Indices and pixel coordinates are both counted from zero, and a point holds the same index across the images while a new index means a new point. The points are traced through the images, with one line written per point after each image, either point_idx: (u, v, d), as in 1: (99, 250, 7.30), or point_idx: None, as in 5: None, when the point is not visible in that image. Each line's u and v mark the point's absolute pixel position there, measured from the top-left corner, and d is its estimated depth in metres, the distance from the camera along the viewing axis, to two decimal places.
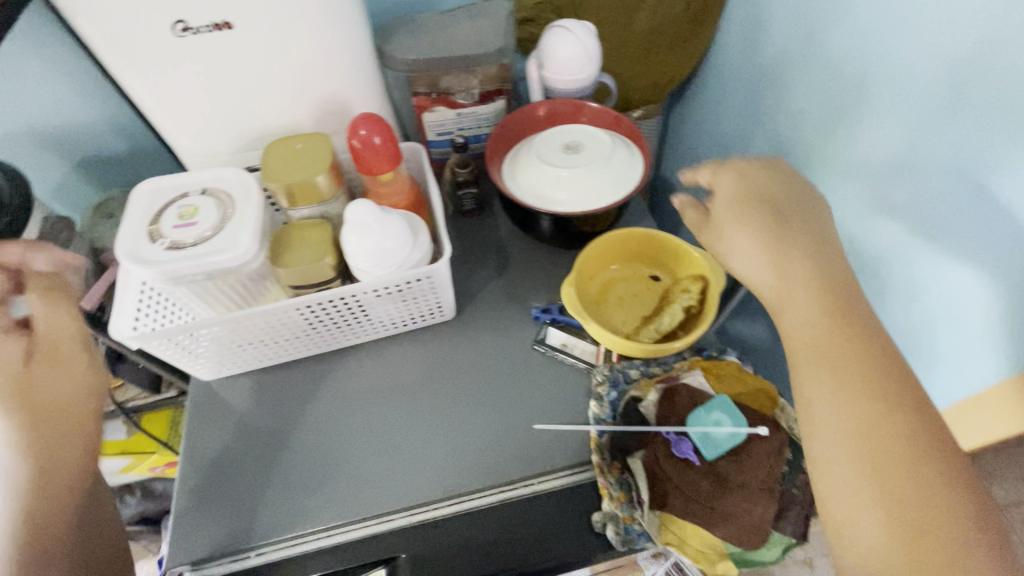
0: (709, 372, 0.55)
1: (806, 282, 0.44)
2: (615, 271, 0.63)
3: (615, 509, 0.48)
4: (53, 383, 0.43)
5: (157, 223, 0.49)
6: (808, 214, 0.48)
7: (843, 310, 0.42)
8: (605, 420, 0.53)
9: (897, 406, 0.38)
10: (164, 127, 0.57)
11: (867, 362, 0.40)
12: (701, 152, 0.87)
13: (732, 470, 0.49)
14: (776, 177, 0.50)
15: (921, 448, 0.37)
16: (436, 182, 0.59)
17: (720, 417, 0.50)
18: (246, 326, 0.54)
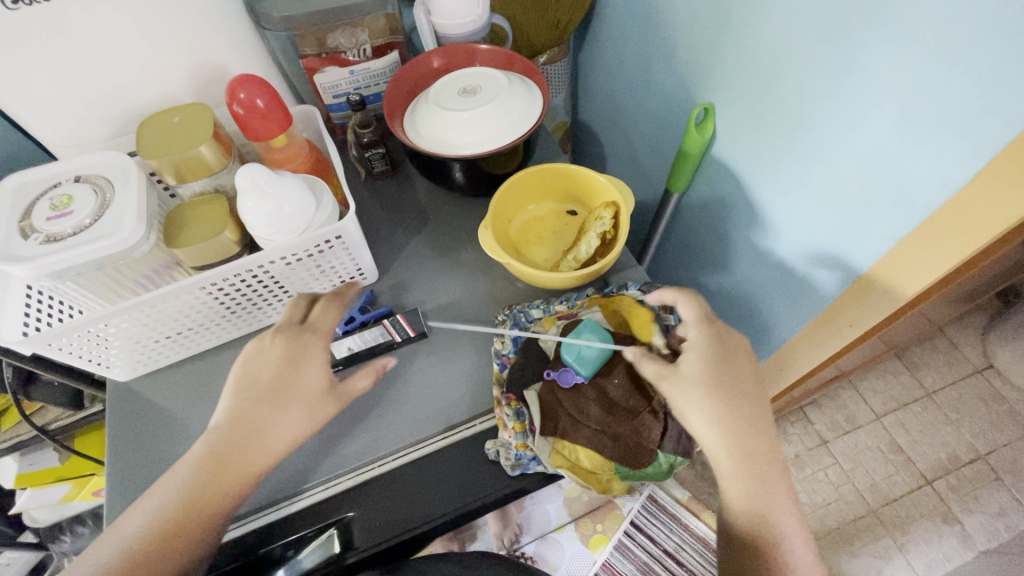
0: (606, 310, 0.57)
1: (706, 390, 0.48)
2: (533, 211, 0.64)
3: (509, 437, 0.52)
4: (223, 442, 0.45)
5: (30, 218, 0.46)
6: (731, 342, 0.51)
7: (727, 406, 0.48)
8: (505, 355, 0.56)
9: (761, 463, 0.47)
10: (26, 121, 0.52)
11: (750, 444, 0.48)
12: (610, 92, 0.88)
13: (620, 395, 0.53)
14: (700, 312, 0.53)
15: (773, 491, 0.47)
16: (332, 143, 0.57)
17: (590, 337, 0.53)
18: (154, 315, 0.51)
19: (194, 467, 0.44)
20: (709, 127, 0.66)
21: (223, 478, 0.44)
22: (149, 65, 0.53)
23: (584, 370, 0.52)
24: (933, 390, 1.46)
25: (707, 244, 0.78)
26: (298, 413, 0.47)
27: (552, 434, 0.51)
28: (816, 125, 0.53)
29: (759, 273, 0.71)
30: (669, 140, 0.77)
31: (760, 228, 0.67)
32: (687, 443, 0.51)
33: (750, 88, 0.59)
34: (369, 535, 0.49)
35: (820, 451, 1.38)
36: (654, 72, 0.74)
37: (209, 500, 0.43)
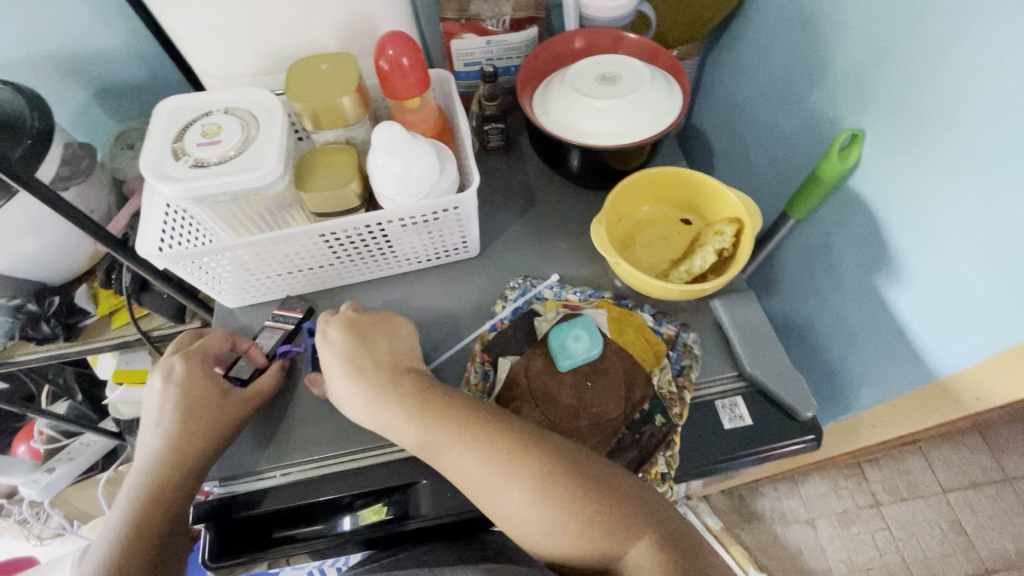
0: (613, 317, 0.55)
1: (417, 424, 0.46)
2: (645, 214, 0.61)
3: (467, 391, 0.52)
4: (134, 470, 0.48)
5: (181, 141, 0.49)
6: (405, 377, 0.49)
7: (460, 429, 0.44)
8: (500, 319, 0.56)
9: (510, 472, 0.42)
10: (185, 47, 0.55)
11: (496, 450, 0.43)
12: (736, 99, 0.83)
13: (590, 398, 0.50)
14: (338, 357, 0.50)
15: (539, 497, 0.41)
16: (462, 112, 0.57)
17: (581, 332, 0.52)
18: (271, 252, 0.53)
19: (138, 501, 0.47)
20: (853, 155, 0.60)
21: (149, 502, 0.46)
22: (306, 11, 0.54)
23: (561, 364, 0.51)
24: (1014, 475, 1.33)
25: (813, 281, 0.73)
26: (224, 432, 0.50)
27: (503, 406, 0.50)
28: (996, 173, 0.48)
29: (867, 322, 0.65)
30: (798, 162, 0.71)
31: (887, 274, 0.61)
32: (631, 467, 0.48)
33: (920, 118, 0.53)
34: (436, 504, 0.49)
35: (871, 512, 1.28)
36: (797, 87, 0.69)
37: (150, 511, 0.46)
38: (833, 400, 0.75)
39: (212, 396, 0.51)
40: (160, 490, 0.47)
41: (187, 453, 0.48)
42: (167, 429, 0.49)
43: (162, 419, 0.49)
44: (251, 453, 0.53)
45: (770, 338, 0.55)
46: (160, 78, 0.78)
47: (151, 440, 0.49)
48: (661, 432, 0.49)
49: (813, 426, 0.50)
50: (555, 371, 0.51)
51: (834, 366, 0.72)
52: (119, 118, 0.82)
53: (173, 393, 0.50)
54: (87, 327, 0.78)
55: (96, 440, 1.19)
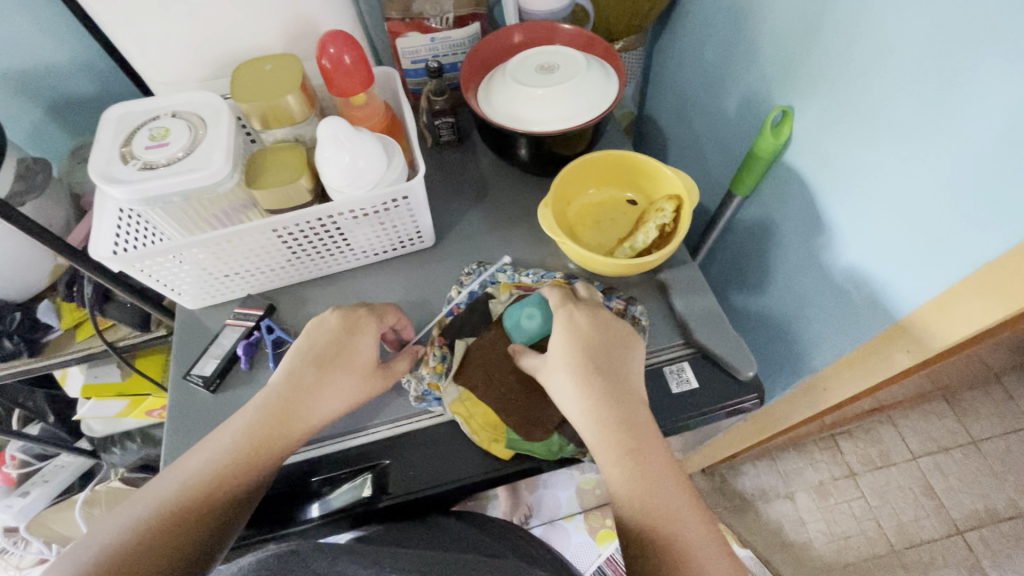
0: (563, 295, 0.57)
1: (601, 406, 0.46)
2: (593, 196, 0.64)
3: (425, 373, 0.53)
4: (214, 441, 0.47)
5: (130, 145, 0.50)
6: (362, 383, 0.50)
7: (618, 409, 0.46)
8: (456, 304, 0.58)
9: (645, 445, 0.45)
10: (132, 55, 0.56)
11: (628, 428, 0.46)
12: (682, 87, 0.86)
13: None
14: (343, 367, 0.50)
15: (635, 465, 0.45)
16: (408, 107, 0.59)
17: (533, 311, 0.53)
18: (226, 251, 0.54)
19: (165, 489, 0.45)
20: (785, 131, 0.64)
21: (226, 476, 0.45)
22: (250, 15, 0.55)
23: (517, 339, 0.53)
24: (979, 438, 1.38)
25: (761, 254, 0.76)
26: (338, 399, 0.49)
27: (461, 385, 0.52)
28: (907, 138, 0.51)
29: (810, 289, 0.69)
30: (740, 142, 0.75)
31: (824, 242, 0.65)
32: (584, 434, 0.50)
33: (840, 91, 0.57)
34: (400, 485, 0.50)
35: (846, 481, 1.33)
36: (733, 70, 0.72)
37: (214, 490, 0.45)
38: (787, 369, 0.78)
39: (363, 369, 0.51)
40: (229, 468, 0.45)
41: (273, 433, 0.47)
42: (276, 394, 0.48)
43: (278, 386, 0.49)
44: None
45: (713, 307, 0.57)
46: (116, 92, 0.79)
47: (248, 415, 0.48)
48: None
49: (754, 385, 0.53)
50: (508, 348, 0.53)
51: (786, 335, 0.76)
52: (76, 133, 0.82)
53: (304, 355, 0.50)
54: (51, 342, 0.77)
55: (71, 461, 1.17)
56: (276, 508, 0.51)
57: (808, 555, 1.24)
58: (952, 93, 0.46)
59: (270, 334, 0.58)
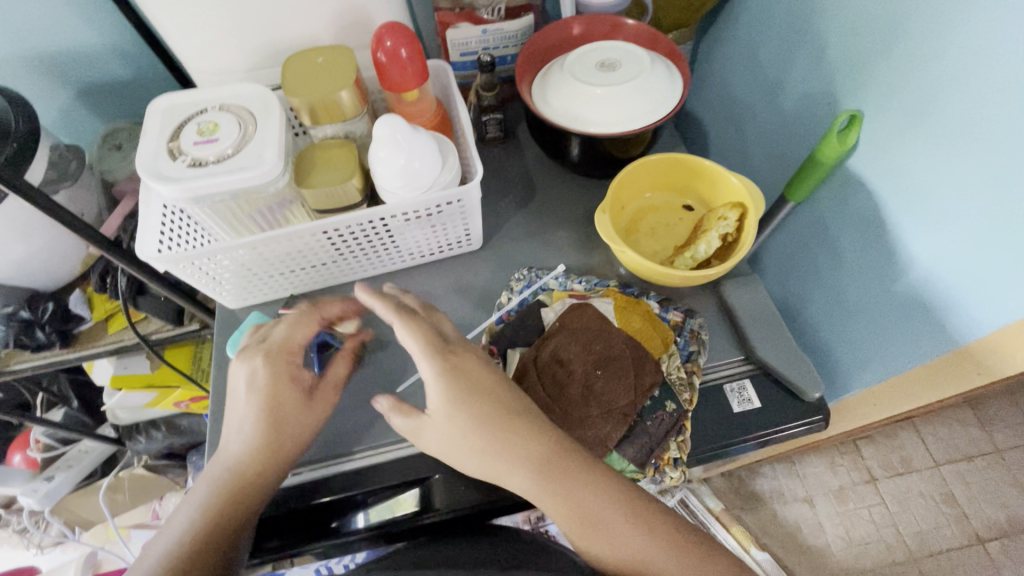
0: (619, 305, 0.55)
1: (521, 460, 0.44)
2: (647, 200, 0.61)
3: None
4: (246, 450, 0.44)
5: (177, 140, 0.47)
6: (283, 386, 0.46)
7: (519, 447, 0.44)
8: (507, 310, 0.56)
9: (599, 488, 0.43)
10: (176, 43, 0.53)
11: (544, 471, 0.43)
12: (731, 84, 0.83)
13: (600, 387, 0.49)
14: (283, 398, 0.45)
15: (597, 507, 0.43)
16: (461, 102, 0.56)
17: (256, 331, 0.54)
18: (273, 251, 0.52)
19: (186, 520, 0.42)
20: (852, 136, 0.60)
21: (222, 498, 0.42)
22: (298, 3, 0.53)
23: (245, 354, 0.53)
24: (1003, 447, 1.36)
25: (811, 263, 0.73)
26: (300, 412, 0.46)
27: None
28: (993, 151, 0.48)
29: (865, 303, 0.66)
30: (795, 145, 0.72)
31: (886, 254, 0.62)
32: (645, 454, 0.48)
33: (918, 98, 0.54)
34: (449, 500, 0.49)
35: (867, 487, 1.31)
36: (792, 71, 0.69)
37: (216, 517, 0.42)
38: (832, 381, 0.75)
39: (301, 400, 0.47)
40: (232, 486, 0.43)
41: (268, 440, 0.44)
42: (234, 416, 0.45)
43: (244, 407, 0.45)
44: None
45: (776, 321, 0.55)
46: (147, 75, 0.76)
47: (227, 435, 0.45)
48: (672, 417, 0.49)
49: (819, 406, 0.51)
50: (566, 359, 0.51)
51: (832, 348, 0.73)
52: (105, 118, 0.80)
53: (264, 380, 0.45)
54: (83, 333, 0.76)
55: (93, 446, 1.17)
56: (316, 519, 0.50)
57: (826, 560, 1.23)
58: None
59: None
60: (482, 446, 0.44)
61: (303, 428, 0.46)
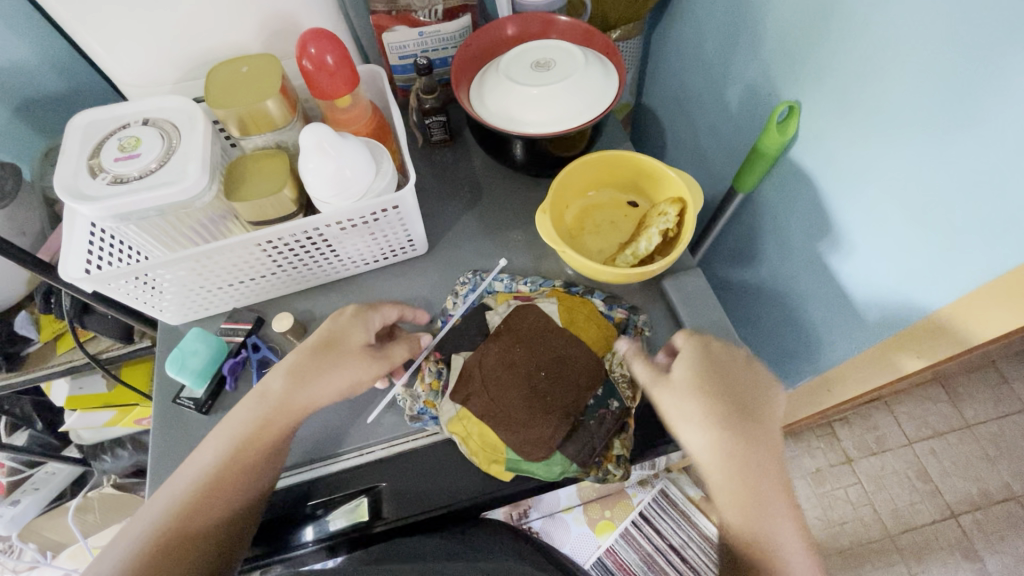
0: (563, 306, 0.54)
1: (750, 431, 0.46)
2: (592, 198, 0.61)
3: (420, 391, 0.51)
4: (279, 411, 0.48)
5: (98, 157, 0.46)
6: (341, 346, 0.49)
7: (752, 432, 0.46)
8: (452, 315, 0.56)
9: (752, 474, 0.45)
10: (99, 57, 0.52)
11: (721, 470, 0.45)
12: (681, 77, 0.83)
13: (546, 386, 0.49)
14: (348, 359, 0.49)
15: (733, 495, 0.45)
16: (396, 107, 0.55)
17: (198, 346, 0.53)
18: (208, 266, 0.51)
19: (206, 459, 0.46)
20: (791, 127, 0.61)
21: (239, 457, 0.46)
22: (222, 12, 0.51)
23: (178, 369, 0.52)
24: (973, 422, 1.39)
25: (763, 253, 0.74)
26: (338, 381, 0.49)
27: (460, 403, 0.50)
28: (922, 138, 0.49)
29: (814, 291, 0.67)
30: (742, 137, 0.72)
31: (831, 243, 0.62)
32: (587, 453, 0.48)
33: (850, 87, 0.54)
34: (398, 507, 0.49)
35: (843, 468, 1.33)
36: (735, 63, 0.69)
37: (234, 472, 0.45)
38: (790, 368, 0.76)
39: (356, 350, 0.50)
40: (249, 443, 0.46)
41: (289, 408, 0.48)
42: (267, 386, 0.48)
43: (297, 359, 0.49)
44: None
45: (721, 315, 0.55)
46: (85, 88, 0.75)
47: (250, 404, 0.48)
48: (615, 414, 0.49)
49: None
50: (513, 361, 0.51)
51: (787, 336, 0.74)
52: (45, 134, 0.78)
53: (322, 332, 0.50)
54: (31, 356, 0.75)
55: (61, 467, 1.15)
56: (266, 533, 0.49)
57: None
58: (973, 91, 0.43)
59: (256, 352, 0.55)
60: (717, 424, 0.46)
61: (335, 394, 0.49)
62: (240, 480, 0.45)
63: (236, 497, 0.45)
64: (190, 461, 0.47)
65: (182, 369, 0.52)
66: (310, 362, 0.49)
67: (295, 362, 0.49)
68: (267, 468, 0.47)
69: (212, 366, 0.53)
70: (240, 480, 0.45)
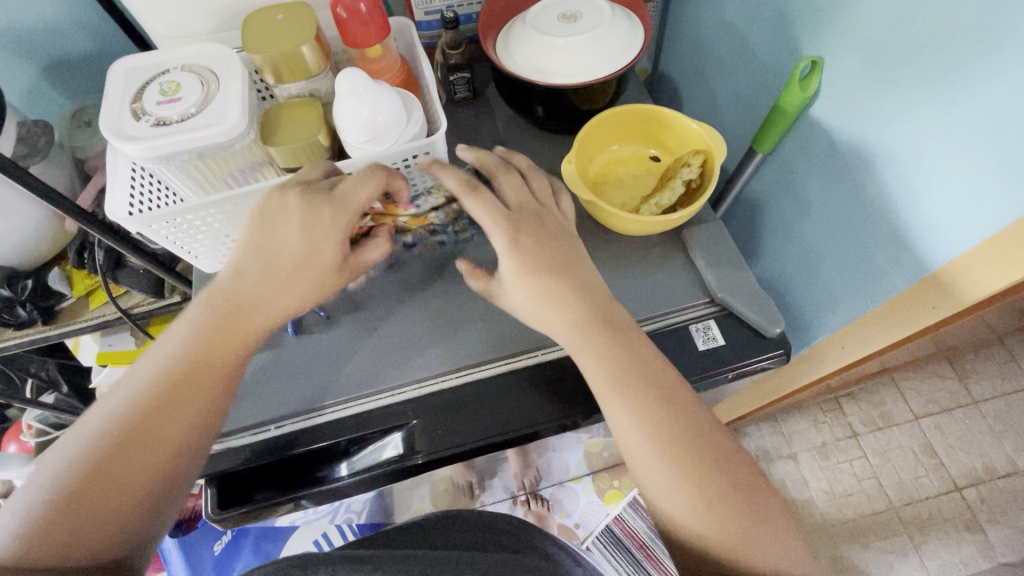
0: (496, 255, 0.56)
1: (672, 420, 0.45)
2: (615, 153, 0.62)
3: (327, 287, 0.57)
4: (220, 325, 0.47)
5: (140, 101, 0.48)
6: (287, 257, 0.47)
7: (663, 420, 0.44)
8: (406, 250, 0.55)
9: (702, 452, 0.44)
10: (135, 8, 0.53)
11: (681, 456, 0.44)
12: (700, 41, 0.83)
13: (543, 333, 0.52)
14: (299, 262, 0.47)
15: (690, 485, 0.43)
16: (426, 60, 0.56)
17: None
18: (243, 211, 0.53)
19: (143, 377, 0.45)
20: (812, 83, 0.62)
21: (186, 376, 0.45)
22: None
23: None
24: (979, 399, 1.40)
25: (780, 213, 0.75)
26: (296, 284, 0.47)
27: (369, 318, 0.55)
28: (942, 90, 0.49)
29: (832, 248, 0.68)
30: (761, 97, 0.73)
31: (849, 199, 0.63)
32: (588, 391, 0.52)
33: (871, 39, 0.54)
34: (429, 443, 0.51)
35: (848, 442, 1.35)
36: (756, 23, 0.69)
37: (177, 391, 0.44)
38: (803, 330, 0.77)
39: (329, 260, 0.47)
40: (194, 355, 0.46)
41: (235, 322, 0.47)
42: (221, 289, 0.47)
43: (245, 265, 0.47)
44: (258, 405, 0.52)
45: (738, 266, 0.57)
46: (112, 48, 0.76)
47: (198, 312, 0.47)
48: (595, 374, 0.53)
49: (780, 342, 0.53)
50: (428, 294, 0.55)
51: (802, 297, 0.75)
52: (74, 96, 0.79)
53: (277, 236, 0.47)
54: (65, 309, 0.78)
55: (87, 429, 1.18)
56: (302, 468, 0.51)
57: (810, 513, 1.27)
58: (996, 34, 0.44)
59: None
60: (625, 387, 0.45)
61: (286, 297, 0.47)
62: (179, 403, 0.44)
63: (180, 423, 0.44)
64: (135, 368, 0.46)
65: None
66: (264, 269, 0.47)
67: (245, 262, 0.47)
68: (211, 393, 0.46)
69: None
70: (180, 404, 0.44)
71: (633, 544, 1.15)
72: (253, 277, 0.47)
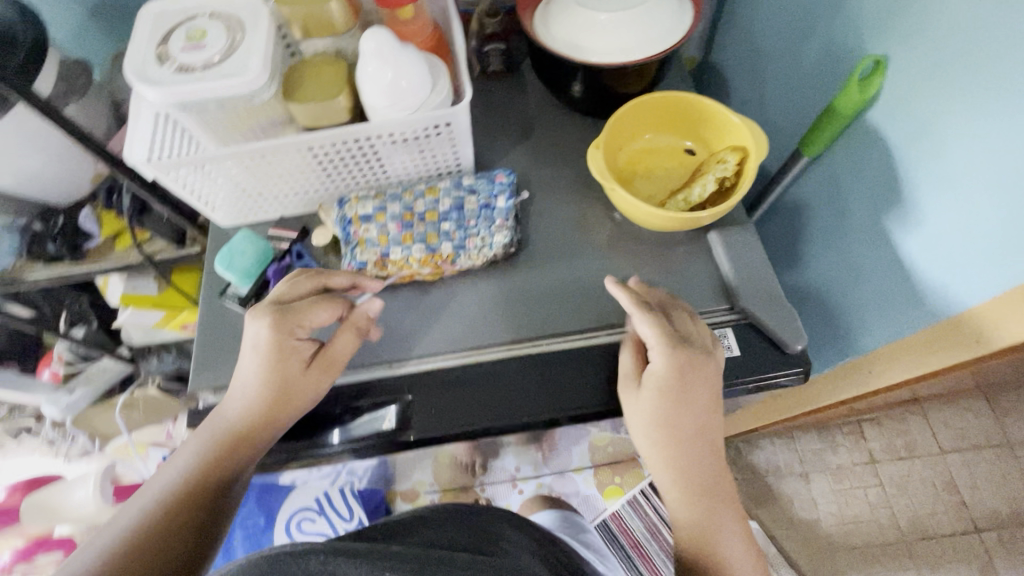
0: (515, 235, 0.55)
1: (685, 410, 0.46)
2: (647, 142, 0.59)
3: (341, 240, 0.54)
4: (225, 443, 0.47)
5: (166, 45, 0.47)
6: (283, 360, 0.47)
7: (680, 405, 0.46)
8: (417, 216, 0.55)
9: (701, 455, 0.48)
10: None
11: (685, 448, 0.47)
12: (755, 30, 0.78)
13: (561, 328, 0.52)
14: (288, 361, 0.47)
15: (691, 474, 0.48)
16: (458, 26, 0.54)
17: (246, 247, 0.55)
18: (260, 167, 0.52)
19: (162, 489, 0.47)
20: (872, 84, 0.56)
21: (203, 480, 0.47)
22: None
23: (227, 268, 0.54)
24: (1014, 440, 1.32)
25: (822, 224, 0.70)
26: (300, 387, 0.48)
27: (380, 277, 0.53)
28: (1015, 103, 0.44)
29: (873, 265, 0.63)
30: (814, 96, 0.67)
31: (897, 214, 0.58)
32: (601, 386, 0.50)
33: (942, 41, 0.49)
34: (419, 421, 0.49)
35: (866, 468, 1.29)
36: (814, 15, 0.64)
37: (194, 499, 0.47)
38: (831, 347, 0.73)
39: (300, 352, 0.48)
40: (206, 467, 0.47)
41: (251, 433, 0.47)
42: (227, 410, 0.48)
43: (247, 380, 0.48)
44: None
45: (765, 274, 0.53)
46: None
47: (206, 428, 0.48)
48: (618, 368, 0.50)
49: (800, 360, 0.50)
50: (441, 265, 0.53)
51: (835, 313, 0.71)
52: (116, 39, 0.80)
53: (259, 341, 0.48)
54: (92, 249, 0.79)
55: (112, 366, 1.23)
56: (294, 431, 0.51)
57: (815, 535, 1.23)
58: None
59: (299, 260, 0.56)
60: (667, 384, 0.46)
61: (288, 409, 0.48)
62: (192, 502, 0.46)
63: (185, 524, 0.45)
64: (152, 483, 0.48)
65: (230, 266, 0.54)
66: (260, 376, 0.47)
67: (243, 364, 0.48)
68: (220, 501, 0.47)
69: (254, 266, 0.54)
70: (191, 503, 0.46)
71: (628, 541, 1.14)
72: (249, 386, 0.48)
